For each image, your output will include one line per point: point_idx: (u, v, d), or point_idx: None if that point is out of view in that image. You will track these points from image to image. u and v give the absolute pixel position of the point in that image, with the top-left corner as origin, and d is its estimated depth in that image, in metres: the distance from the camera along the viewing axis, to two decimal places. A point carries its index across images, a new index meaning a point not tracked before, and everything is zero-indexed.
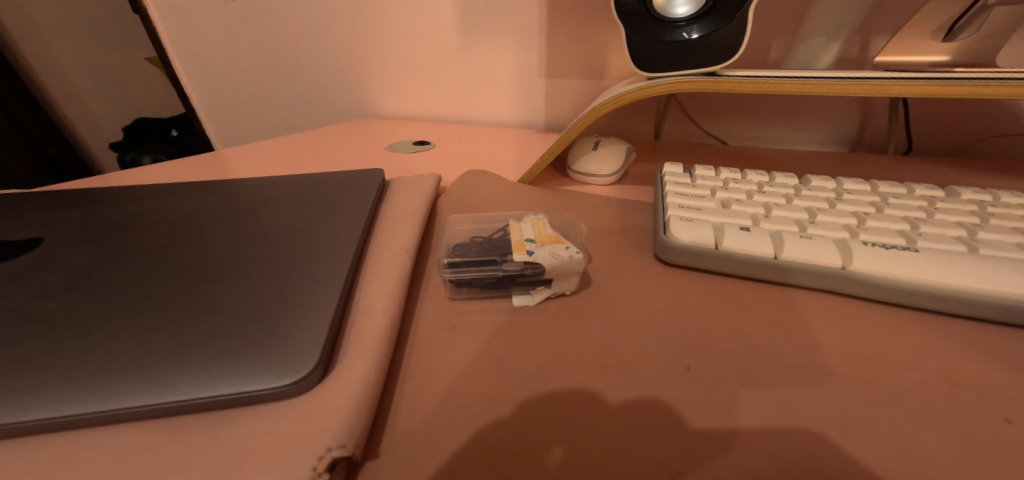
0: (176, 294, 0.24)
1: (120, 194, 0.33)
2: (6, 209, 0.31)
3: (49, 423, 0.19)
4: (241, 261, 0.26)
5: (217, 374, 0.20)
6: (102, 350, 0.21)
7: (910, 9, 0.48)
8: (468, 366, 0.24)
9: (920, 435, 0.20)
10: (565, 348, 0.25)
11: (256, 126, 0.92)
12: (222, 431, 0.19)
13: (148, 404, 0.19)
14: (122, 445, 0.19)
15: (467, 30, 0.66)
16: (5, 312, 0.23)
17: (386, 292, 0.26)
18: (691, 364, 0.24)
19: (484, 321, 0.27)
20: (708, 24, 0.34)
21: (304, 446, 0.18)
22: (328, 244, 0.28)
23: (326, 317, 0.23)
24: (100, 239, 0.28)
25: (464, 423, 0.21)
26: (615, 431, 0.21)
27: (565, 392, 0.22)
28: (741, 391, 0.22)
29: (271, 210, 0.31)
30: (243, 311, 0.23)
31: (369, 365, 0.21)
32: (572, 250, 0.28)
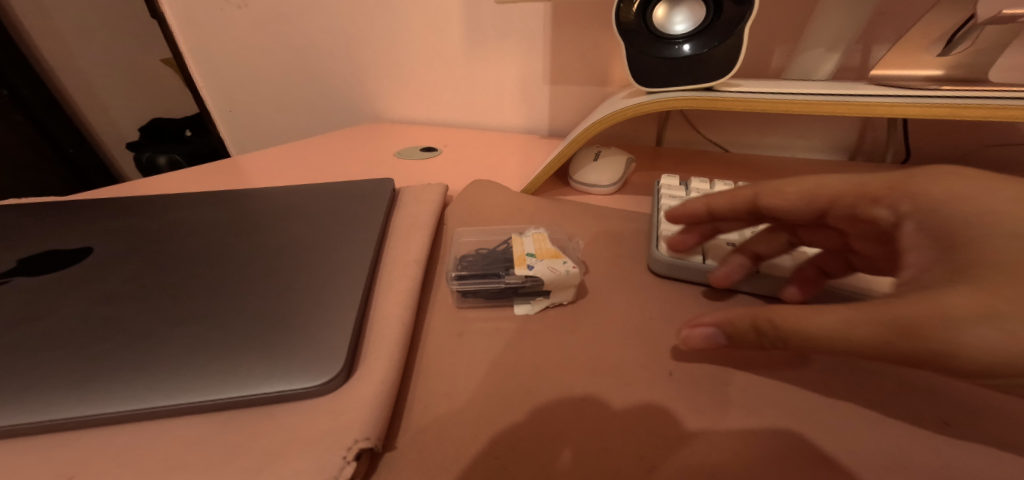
0: (207, 300, 0.26)
1: (150, 203, 0.35)
2: (48, 218, 0.34)
3: (110, 417, 0.21)
4: (269, 269, 0.28)
5: (255, 374, 0.22)
6: (151, 351, 0.23)
7: (910, 20, 0.49)
8: (472, 370, 0.26)
9: (886, 438, 0.22)
10: (561, 354, 0.27)
11: (269, 130, 0.94)
12: (260, 425, 0.21)
13: (197, 401, 0.21)
14: (174, 436, 0.21)
15: (474, 38, 0.68)
16: (59, 316, 0.25)
17: (399, 300, 0.28)
18: (673, 370, 0.26)
19: (488, 327, 0.29)
20: (706, 41, 0.36)
21: (334, 439, 0.20)
22: (347, 254, 0.30)
23: (346, 322, 0.25)
24: (137, 247, 0.30)
25: (468, 422, 0.23)
26: (605, 432, 0.22)
27: (559, 396, 0.24)
28: (721, 396, 0.24)
29: (293, 220, 0.33)
30: (274, 316, 0.25)
31: (386, 368, 0.23)
32: (569, 265, 0.30)
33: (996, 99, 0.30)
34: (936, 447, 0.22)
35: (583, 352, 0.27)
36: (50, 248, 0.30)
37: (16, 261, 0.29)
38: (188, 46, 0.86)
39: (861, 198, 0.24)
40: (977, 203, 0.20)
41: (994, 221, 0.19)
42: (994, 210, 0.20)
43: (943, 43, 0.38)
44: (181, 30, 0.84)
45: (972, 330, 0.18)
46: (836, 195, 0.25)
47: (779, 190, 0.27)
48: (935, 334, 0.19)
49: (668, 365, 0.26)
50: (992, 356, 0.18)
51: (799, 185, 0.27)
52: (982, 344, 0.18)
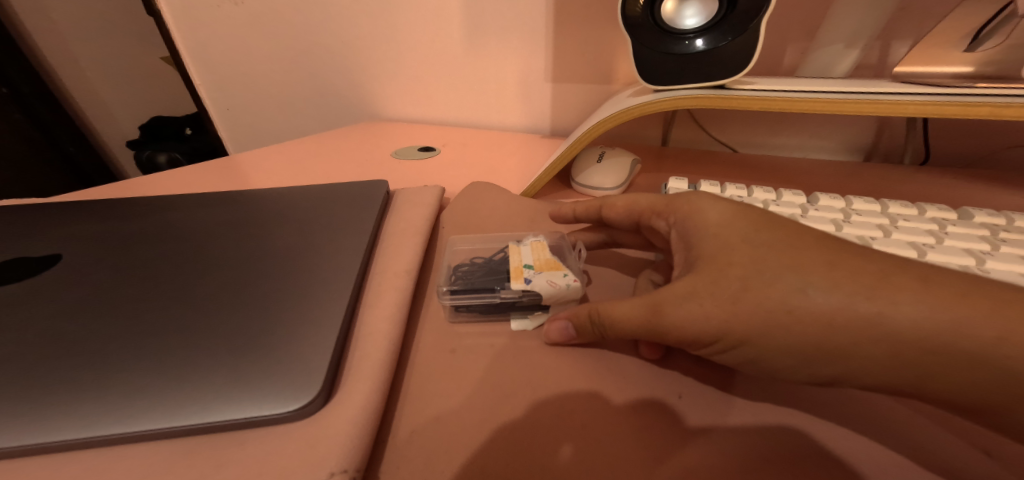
0: (180, 314, 0.24)
1: (133, 205, 0.34)
2: (26, 223, 0.32)
3: (74, 442, 0.20)
4: (249, 280, 0.27)
5: (228, 397, 0.21)
6: (120, 371, 0.22)
7: (933, 14, 0.46)
8: (467, 389, 0.25)
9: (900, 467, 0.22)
10: (561, 375, 0.25)
11: (266, 128, 0.93)
12: (234, 453, 0.20)
13: (166, 426, 0.20)
14: (142, 464, 0.20)
15: (474, 34, 0.66)
16: (27, 331, 0.24)
17: (388, 314, 0.26)
18: (683, 392, 0.25)
19: (485, 343, 0.27)
20: (718, 36, 0.34)
21: (311, 470, 0.19)
22: (332, 263, 0.28)
23: (328, 340, 0.23)
24: (114, 255, 0.29)
25: (461, 448, 0.22)
26: (606, 461, 0.21)
27: (559, 420, 0.23)
28: (730, 422, 0.24)
29: (278, 226, 0.31)
30: (250, 333, 0.23)
31: (371, 390, 0.22)
32: (570, 279, 0.29)
33: None
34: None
35: (585, 371, 0.26)
36: (26, 254, 0.29)
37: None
38: (184, 42, 0.85)
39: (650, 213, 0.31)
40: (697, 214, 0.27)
41: (704, 226, 0.27)
42: (704, 217, 0.27)
43: (969, 38, 0.36)
44: (176, 26, 0.83)
45: (687, 304, 0.24)
46: (644, 207, 0.31)
47: (613, 204, 0.33)
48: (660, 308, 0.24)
49: (676, 388, 0.25)
50: (697, 324, 0.24)
51: (626, 198, 0.32)
52: (686, 315, 0.24)
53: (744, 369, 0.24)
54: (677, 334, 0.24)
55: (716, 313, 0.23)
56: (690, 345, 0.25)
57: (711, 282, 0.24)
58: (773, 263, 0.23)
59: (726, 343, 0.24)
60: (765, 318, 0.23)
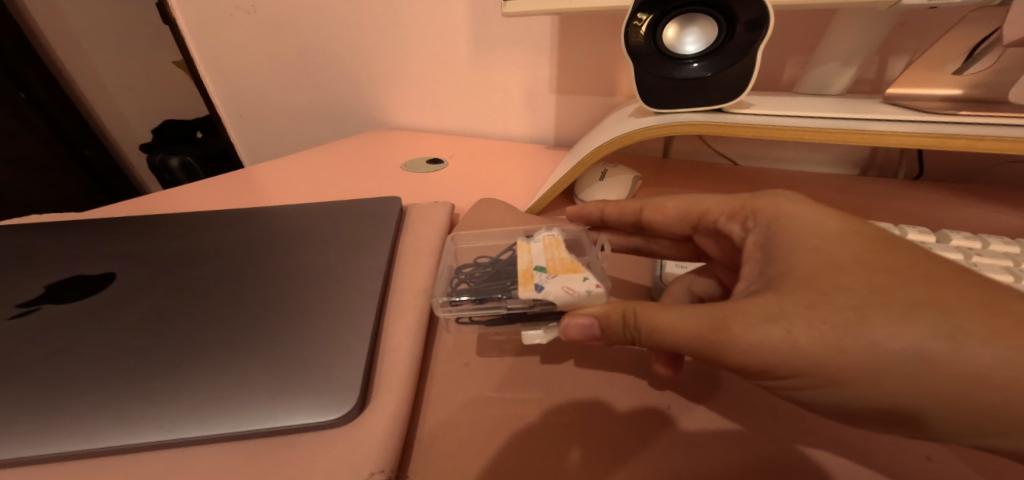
0: (226, 330, 0.27)
1: (163, 223, 0.36)
2: (68, 243, 0.35)
3: (143, 445, 0.22)
4: (284, 296, 0.29)
5: (277, 405, 0.23)
6: (178, 381, 0.24)
7: (931, 31, 0.48)
8: (479, 399, 0.27)
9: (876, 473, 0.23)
10: (566, 385, 0.27)
11: (278, 135, 0.96)
12: (286, 454, 0.22)
13: (225, 431, 0.22)
14: (206, 463, 0.22)
15: (480, 46, 0.68)
16: (90, 344, 0.26)
17: (410, 331, 0.28)
18: (669, 403, 0.27)
19: (493, 355, 0.29)
20: (716, 62, 0.36)
21: (355, 470, 0.21)
22: (357, 280, 0.30)
23: (360, 352, 0.25)
24: (155, 272, 0.31)
25: (475, 452, 0.24)
26: (608, 465, 0.23)
27: (564, 427, 0.25)
28: (723, 430, 0.26)
29: (304, 243, 0.33)
30: (291, 346, 0.26)
31: (397, 398, 0.24)
32: (589, 282, 0.29)
33: (1007, 134, 0.30)
34: None
35: (584, 383, 0.28)
36: (73, 274, 0.31)
37: (45, 288, 0.30)
38: (199, 50, 0.87)
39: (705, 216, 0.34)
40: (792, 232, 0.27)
41: (798, 244, 0.26)
42: (799, 237, 0.27)
43: (963, 57, 0.37)
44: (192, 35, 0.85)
45: (764, 328, 0.24)
46: (699, 212, 0.34)
47: (661, 208, 0.36)
48: (736, 326, 0.24)
49: (666, 399, 0.27)
50: (775, 349, 0.24)
51: (677, 202, 0.35)
52: (764, 337, 0.24)
53: (810, 395, 0.24)
54: (750, 358, 0.24)
55: (800, 340, 0.23)
56: (756, 372, 0.25)
57: (799, 306, 0.24)
58: (866, 294, 0.23)
59: (801, 377, 0.24)
60: (845, 348, 0.23)
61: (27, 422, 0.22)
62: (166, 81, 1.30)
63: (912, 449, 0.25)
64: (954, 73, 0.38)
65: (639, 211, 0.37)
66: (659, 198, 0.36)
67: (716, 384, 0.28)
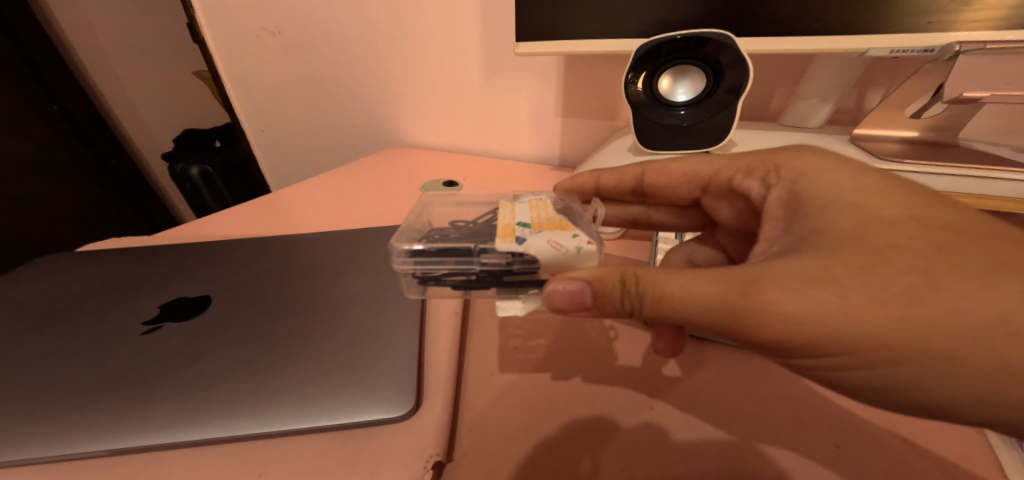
0: (304, 346, 0.33)
1: (226, 251, 0.42)
2: (147, 267, 0.40)
3: (253, 434, 0.28)
4: (343, 316, 0.35)
5: (356, 404, 0.29)
6: (274, 385, 0.30)
7: (901, 70, 0.53)
8: (502, 401, 0.33)
9: (821, 462, 0.29)
10: (573, 390, 0.33)
11: (299, 149, 1.01)
12: (364, 442, 0.28)
13: (318, 423, 0.28)
14: (302, 448, 0.28)
15: (491, 73, 0.74)
16: (192, 355, 0.32)
17: (445, 347, 0.34)
18: (657, 405, 0.33)
19: (511, 365, 0.35)
20: (701, 112, 0.41)
21: (419, 455, 0.28)
22: (400, 304, 0.36)
23: (412, 364, 0.32)
24: (229, 294, 0.37)
25: (501, 443, 0.30)
26: (607, 454, 0.29)
27: (572, 424, 0.31)
28: (700, 427, 0.31)
29: (351, 270, 0.39)
30: (359, 358, 0.32)
31: (442, 401, 0.31)
32: (577, 241, 0.31)
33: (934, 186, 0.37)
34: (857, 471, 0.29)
35: (585, 391, 0.33)
36: (177, 296, 0.37)
37: (156, 309, 0.36)
38: (227, 69, 0.93)
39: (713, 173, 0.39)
40: (833, 194, 0.29)
41: (832, 204, 0.29)
42: (836, 198, 0.29)
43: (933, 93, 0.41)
44: (219, 54, 0.91)
45: (811, 291, 0.26)
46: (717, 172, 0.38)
47: (668, 170, 0.40)
48: (775, 292, 0.26)
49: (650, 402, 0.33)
50: (825, 312, 0.25)
51: (683, 166, 0.40)
52: (810, 302, 0.26)
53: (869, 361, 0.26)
54: (796, 323, 0.26)
55: (854, 304, 0.25)
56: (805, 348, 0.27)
57: (852, 269, 0.26)
58: (922, 261, 0.25)
59: (856, 343, 0.25)
60: (911, 316, 0.25)
61: (159, 419, 0.28)
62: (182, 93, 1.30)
63: (824, 438, 0.31)
64: (908, 115, 0.44)
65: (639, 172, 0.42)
66: (666, 160, 0.42)
67: (688, 388, 0.34)
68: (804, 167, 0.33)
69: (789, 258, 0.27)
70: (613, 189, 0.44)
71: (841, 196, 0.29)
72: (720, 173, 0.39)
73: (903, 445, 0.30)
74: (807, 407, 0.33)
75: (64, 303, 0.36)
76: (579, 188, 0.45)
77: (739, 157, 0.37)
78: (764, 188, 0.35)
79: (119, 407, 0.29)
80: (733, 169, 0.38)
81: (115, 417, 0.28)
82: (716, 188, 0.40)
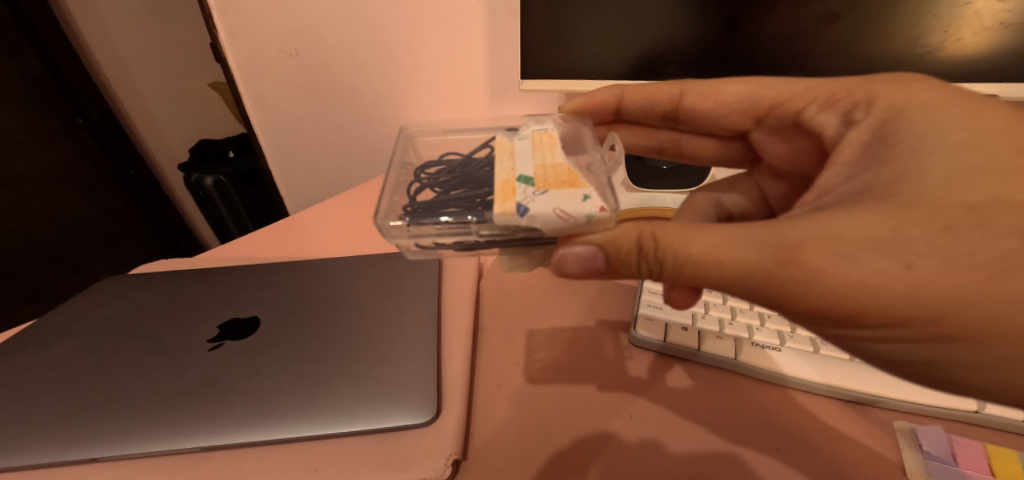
0: (341, 360, 0.38)
1: (267, 274, 0.47)
2: (193, 292, 0.45)
3: (306, 436, 0.34)
4: (372, 335, 0.40)
5: (390, 410, 0.35)
6: (318, 395, 0.36)
7: None
8: (509, 411, 0.38)
9: (779, 460, 0.35)
10: (570, 399, 0.39)
11: (311, 174, 0.99)
12: (398, 442, 0.34)
13: (359, 426, 0.34)
14: (347, 447, 0.34)
15: (496, 97, 0.80)
16: (244, 370, 0.37)
17: (460, 365, 0.40)
18: (641, 412, 0.38)
19: (518, 378, 0.40)
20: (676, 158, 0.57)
21: (443, 453, 0.33)
22: (421, 325, 0.41)
23: (432, 379, 0.37)
24: (270, 314, 0.42)
25: (509, 448, 0.35)
26: (600, 456, 0.35)
27: (569, 431, 0.36)
28: (680, 430, 0.37)
29: (375, 295, 0.44)
30: (388, 372, 0.37)
31: (459, 411, 0.36)
32: (587, 205, 0.27)
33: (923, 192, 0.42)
34: (808, 466, 0.34)
35: (576, 400, 0.38)
36: (232, 315, 0.42)
37: (216, 328, 0.41)
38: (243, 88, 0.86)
39: (780, 101, 0.39)
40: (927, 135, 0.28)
41: (941, 141, 0.27)
42: (940, 136, 0.27)
43: None
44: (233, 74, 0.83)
45: (882, 256, 0.24)
46: (790, 94, 0.38)
47: (720, 90, 0.42)
48: (828, 259, 0.24)
49: (631, 410, 0.38)
50: (896, 281, 0.24)
51: (739, 86, 0.41)
52: (868, 269, 0.24)
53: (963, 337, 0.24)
54: (858, 294, 0.24)
55: (933, 272, 0.23)
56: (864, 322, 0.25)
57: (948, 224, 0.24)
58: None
59: (923, 325, 0.24)
60: (992, 290, 0.23)
61: (231, 423, 0.34)
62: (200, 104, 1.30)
63: (767, 442, 0.36)
64: None
65: (679, 91, 0.43)
66: (718, 81, 0.42)
67: (665, 395, 0.39)
68: (904, 100, 0.31)
69: (859, 211, 0.25)
70: (637, 106, 0.45)
71: (947, 136, 0.27)
72: (791, 101, 0.39)
73: (850, 444, 0.36)
74: (770, 415, 0.38)
75: (132, 325, 0.42)
76: (603, 104, 0.45)
77: (820, 86, 0.37)
78: (842, 123, 0.35)
79: (197, 413, 0.35)
80: (808, 99, 0.37)
81: (193, 422, 0.34)
82: (776, 119, 0.41)
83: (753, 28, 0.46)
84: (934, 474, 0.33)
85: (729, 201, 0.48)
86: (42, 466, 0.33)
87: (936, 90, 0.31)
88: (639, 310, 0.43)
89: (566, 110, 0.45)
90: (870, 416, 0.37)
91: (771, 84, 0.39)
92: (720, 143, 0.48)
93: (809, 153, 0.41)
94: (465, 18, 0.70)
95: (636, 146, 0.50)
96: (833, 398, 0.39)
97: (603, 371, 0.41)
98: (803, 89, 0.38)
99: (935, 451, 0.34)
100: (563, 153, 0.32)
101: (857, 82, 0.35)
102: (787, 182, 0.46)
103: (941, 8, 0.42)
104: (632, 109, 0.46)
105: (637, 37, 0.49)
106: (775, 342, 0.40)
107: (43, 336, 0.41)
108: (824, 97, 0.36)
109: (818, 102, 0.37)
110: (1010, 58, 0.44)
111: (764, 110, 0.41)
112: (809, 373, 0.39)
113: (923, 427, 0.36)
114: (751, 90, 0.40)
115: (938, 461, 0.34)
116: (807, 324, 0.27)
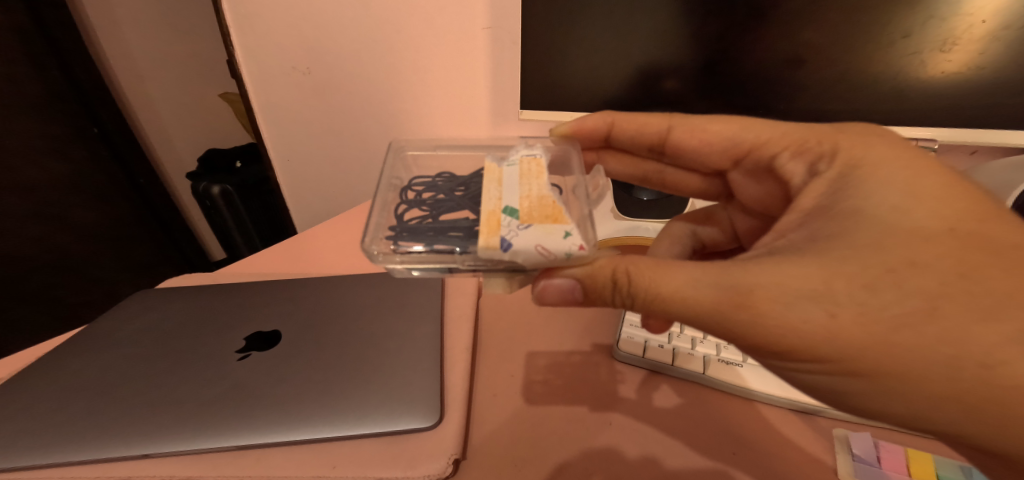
0: (355, 370, 0.42)
1: (286, 290, 0.51)
2: (222, 308, 0.49)
3: (326, 438, 0.38)
4: (382, 347, 0.44)
5: (400, 416, 0.39)
6: (334, 401, 0.40)
7: None
8: (501, 419, 0.42)
9: (738, 464, 0.39)
10: (555, 409, 0.43)
11: (318, 187, 1.03)
12: (405, 443, 0.38)
13: (372, 430, 0.38)
14: (361, 448, 0.38)
15: (497, 120, 0.84)
16: (269, 376, 0.42)
17: (460, 377, 0.44)
18: (619, 420, 0.42)
19: (510, 392, 0.45)
20: (658, 193, 0.65)
21: (445, 452, 0.38)
22: (426, 340, 0.46)
23: (435, 389, 0.42)
24: (290, 328, 0.47)
25: (499, 451, 0.40)
26: (578, 460, 0.39)
27: (553, 438, 0.41)
28: (652, 437, 0.41)
29: (384, 312, 0.48)
30: (396, 383, 0.41)
31: (459, 417, 0.40)
32: (567, 242, 0.31)
33: None
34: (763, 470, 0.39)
35: (561, 410, 0.43)
36: (256, 329, 0.47)
37: (244, 339, 0.46)
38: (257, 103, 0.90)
39: (758, 144, 0.42)
40: (865, 192, 0.31)
41: (883, 202, 0.30)
42: (879, 196, 0.30)
43: None
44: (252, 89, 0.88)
45: (811, 308, 0.27)
46: (769, 138, 0.41)
47: (706, 128, 0.44)
48: (769, 303, 0.28)
49: (608, 419, 0.42)
50: (827, 323, 0.27)
51: (726, 125, 0.44)
52: (801, 315, 0.28)
53: (888, 381, 0.27)
54: (795, 334, 0.28)
55: (863, 317, 0.27)
56: (804, 357, 0.29)
57: (882, 270, 0.27)
58: (952, 263, 0.27)
59: (853, 366, 0.28)
60: (911, 337, 0.26)
61: (259, 425, 0.38)
62: (211, 113, 1.34)
63: (724, 447, 0.40)
64: None
65: (665, 124, 0.46)
66: (705, 119, 0.44)
67: (643, 407, 0.43)
68: (863, 153, 0.34)
69: (799, 262, 0.29)
70: (625, 133, 0.48)
71: (891, 194, 0.30)
72: (767, 145, 0.41)
73: (803, 449, 0.40)
74: (733, 427, 0.42)
75: (167, 337, 0.46)
76: (593, 130, 0.48)
77: (791, 134, 0.40)
78: (808, 172, 0.38)
79: (226, 417, 0.39)
80: (782, 145, 0.40)
81: (224, 425, 0.38)
82: (752, 163, 0.44)
83: (731, 69, 0.50)
84: (862, 475, 0.38)
85: (704, 232, 0.52)
86: (91, 460, 0.37)
87: (891, 148, 0.34)
88: (622, 332, 0.48)
89: (558, 133, 0.49)
90: (824, 428, 0.42)
91: (750, 127, 0.42)
92: (701, 177, 0.51)
93: (777, 197, 0.44)
94: (469, 46, 0.74)
95: (623, 173, 0.54)
96: (793, 410, 0.43)
97: (586, 385, 0.45)
98: (780, 134, 0.40)
99: (863, 454, 0.39)
100: (548, 182, 0.36)
101: (827, 132, 0.38)
102: (756, 219, 0.49)
103: (892, 57, 0.46)
104: (621, 138, 0.50)
105: (629, 77, 0.54)
106: (738, 358, 0.45)
107: (88, 345, 0.46)
108: (796, 145, 0.39)
109: (790, 149, 0.40)
110: (966, 99, 0.47)
111: (743, 152, 0.44)
112: (775, 389, 0.43)
113: (855, 433, 0.41)
114: (733, 131, 0.43)
115: (866, 463, 0.38)
116: (758, 354, 0.31)
